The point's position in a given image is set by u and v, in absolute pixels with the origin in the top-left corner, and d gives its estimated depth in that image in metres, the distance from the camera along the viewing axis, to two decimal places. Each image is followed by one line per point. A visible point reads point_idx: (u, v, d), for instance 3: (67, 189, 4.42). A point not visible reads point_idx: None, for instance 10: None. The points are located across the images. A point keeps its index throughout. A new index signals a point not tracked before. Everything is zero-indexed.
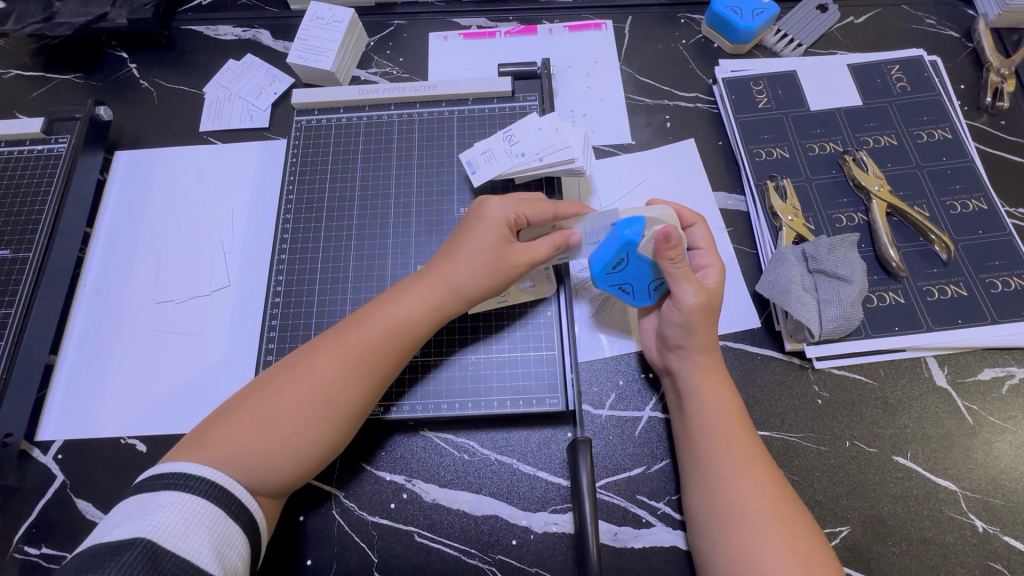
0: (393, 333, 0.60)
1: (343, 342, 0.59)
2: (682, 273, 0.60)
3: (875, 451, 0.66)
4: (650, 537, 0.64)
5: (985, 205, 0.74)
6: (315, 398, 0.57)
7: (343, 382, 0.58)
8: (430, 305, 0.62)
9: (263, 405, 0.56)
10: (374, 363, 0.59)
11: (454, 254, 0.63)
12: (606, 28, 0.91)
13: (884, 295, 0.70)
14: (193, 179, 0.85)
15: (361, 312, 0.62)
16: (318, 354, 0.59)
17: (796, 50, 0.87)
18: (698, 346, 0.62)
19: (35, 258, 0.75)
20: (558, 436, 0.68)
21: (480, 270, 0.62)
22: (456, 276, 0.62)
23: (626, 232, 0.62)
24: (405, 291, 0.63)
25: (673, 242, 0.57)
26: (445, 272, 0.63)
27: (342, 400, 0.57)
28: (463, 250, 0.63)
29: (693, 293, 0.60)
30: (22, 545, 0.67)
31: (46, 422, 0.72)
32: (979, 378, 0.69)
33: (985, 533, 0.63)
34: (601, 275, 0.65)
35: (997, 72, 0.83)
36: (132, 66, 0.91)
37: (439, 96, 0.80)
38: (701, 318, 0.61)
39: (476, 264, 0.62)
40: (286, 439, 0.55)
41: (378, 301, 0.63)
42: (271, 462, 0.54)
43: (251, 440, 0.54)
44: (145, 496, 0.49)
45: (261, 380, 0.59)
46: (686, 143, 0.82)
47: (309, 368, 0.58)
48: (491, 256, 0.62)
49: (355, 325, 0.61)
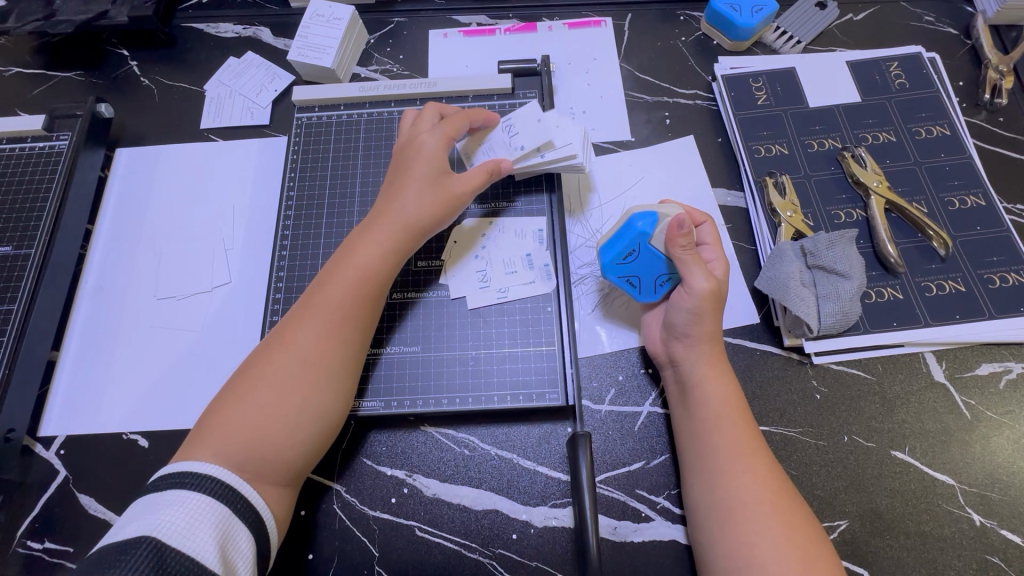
0: (364, 281, 0.62)
1: (316, 305, 0.60)
2: (693, 260, 0.61)
3: (873, 446, 0.67)
4: (650, 531, 0.64)
5: (983, 201, 0.74)
6: (297, 361, 0.57)
7: (322, 340, 0.59)
8: (382, 241, 0.63)
9: (248, 384, 0.57)
10: (349, 320, 0.60)
11: (402, 193, 0.65)
12: (606, 24, 0.91)
13: (882, 290, 0.71)
14: (194, 176, 0.85)
15: (326, 274, 0.63)
16: (292, 324, 0.60)
17: (794, 48, 0.87)
18: (704, 335, 0.63)
19: (37, 254, 0.75)
20: (558, 431, 0.69)
21: (425, 201, 0.65)
22: (407, 212, 0.64)
23: (638, 224, 0.64)
24: (361, 238, 0.64)
25: (684, 228, 0.60)
26: (393, 209, 0.65)
27: (324, 358, 0.58)
28: (405, 185, 0.66)
29: (703, 278, 0.61)
30: (25, 540, 0.67)
31: (48, 418, 0.73)
32: (977, 373, 0.69)
33: (982, 527, 0.63)
34: (611, 266, 0.66)
35: (996, 69, 0.83)
36: (133, 63, 0.92)
37: (440, 92, 0.80)
38: (710, 304, 0.62)
39: (423, 198, 0.65)
40: (279, 409, 0.56)
41: (338, 257, 0.64)
42: (271, 435, 0.55)
43: (247, 421, 0.55)
44: (152, 497, 0.49)
45: (244, 365, 0.60)
46: (685, 140, 0.83)
47: (286, 338, 0.59)
48: (434, 188, 0.66)
49: (322, 289, 0.61)
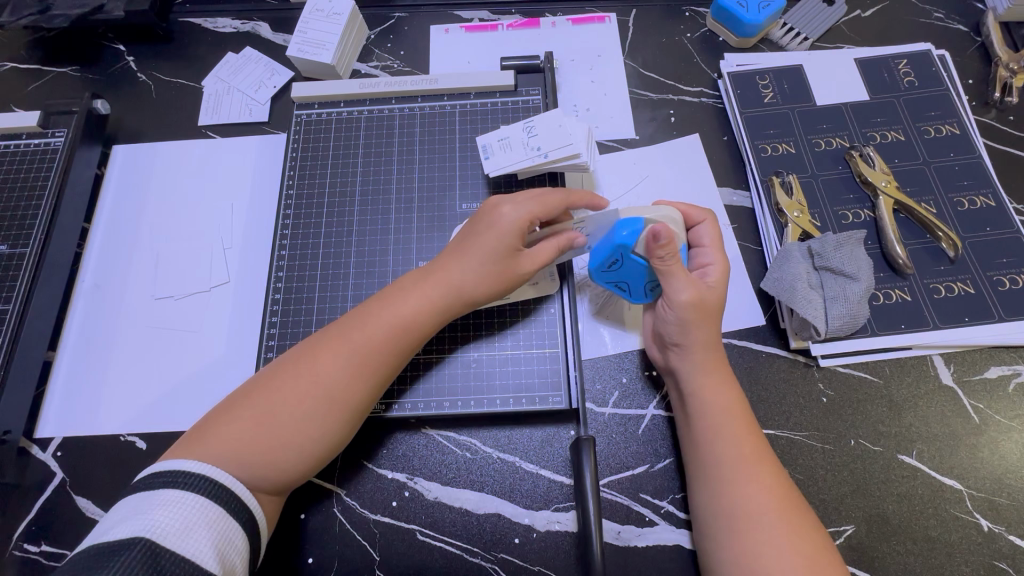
0: (401, 329, 0.60)
1: (347, 339, 0.59)
2: (675, 271, 0.59)
3: (880, 450, 0.66)
4: (653, 535, 0.64)
5: (992, 201, 0.73)
6: (317, 394, 0.56)
7: (346, 380, 0.57)
8: (433, 302, 0.61)
9: (265, 399, 0.56)
10: (376, 360, 0.58)
11: (464, 257, 0.62)
12: (610, 21, 0.90)
13: (890, 292, 0.70)
14: (192, 174, 0.84)
15: (366, 307, 0.61)
16: (320, 351, 0.58)
17: (802, 45, 0.85)
18: (695, 344, 0.61)
19: (32, 253, 0.74)
20: (561, 434, 0.68)
21: (488, 277, 0.62)
22: (463, 281, 0.62)
23: (621, 233, 0.60)
24: (411, 288, 0.62)
25: (661, 241, 0.56)
26: (451, 271, 0.62)
27: (344, 398, 0.57)
28: (470, 253, 0.62)
29: (684, 290, 0.60)
30: (21, 542, 0.66)
31: (45, 419, 0.72)
32: (985, 376, 0.68)
33: (990, 532, 0.62)
34: (599, 272, 0.65)
35: (1006, 67, 0.82)
36: (129, 58, 0.90)
37: (441, 90, 0.79)
38: (694, 315, 0.61)
39: (484, 271, 0.62)
40: (286, 436, 0.55)
41: (383, 294, 0.63)
42: (270, 458, 0.54)
43: (254, 438, 0.54)
44: (142, 496, 0.48)
45: (265, 374, 0.59)
46: (690, 138, 0.81)
47: (310, 365, 0.57)
48: (501, 264, 0.62)
49: (357, 321, 0.60)
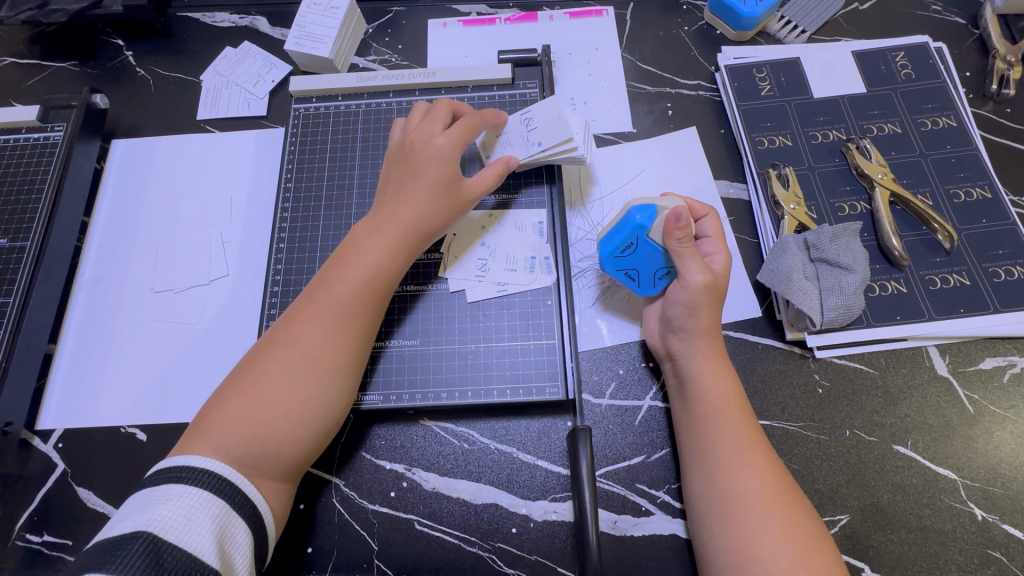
0: (371, 280, 0.61)
1: (320, 302, 0.59)
2: (689, 252, 0.60)
3: (875, 440, 0.66)
4: (650, 525, 0.64)
5: (989, 193, 0.73)
6: (301, 358, 0.57)
7: (325, 340, 0.58)
8: (388, 244, 0.62)
9: (251, 376, 0.56)
10: (354, 317, 0.59)
11: (409, 193, 0.63)
12: (608, 13, 0.90)
13: (886, 284, 0.70)
14: (191, 169, 0.84)
15: (329, 270, 0.62)
16: (294, 321, 0.59)
17: (799, 37, 0.85)
18: (700, 328, 0.62)
19: (33, 246, 0.74)
20: (558, 425, 0.68)
21: (437, 207, 0.64)
22: (419, 218, 0.63)
23: (637, 217, 0.63)
24: (368, 238, 0.63)
25: (681, 221, 0.59)
26: (399, 212, 0.63)
27: (329, 358, 0.57)
28: (417, 188, 0.63)
29: (699, 271, 0.60)
30: (24, 533, 0.67)
31: (46, 411, 0.72)
32: (980, 367, 0.68)
33: (984, 521, 0.63)
34: (610, 259, 0.65)
35: (1004, 60, 0.82)
36: (127, 53, 0.90)
37: (439, 83, 0.79)
38: (706, 298, 0.61)
39: (433, 201, 0.63)
40: (279, 407, 0.55)
41: (343, 253, 0.63)
42: (275, 428, 0.54)
43: (247, 415, 0.54)
44: (148, 492, 0.49)
45: (247, 355, 0.59)
46: (687, 131, 0.81)
47: (289, 336, 0.58)
48: (449, 194, 0.64)
49: (327, 285, 0.60)
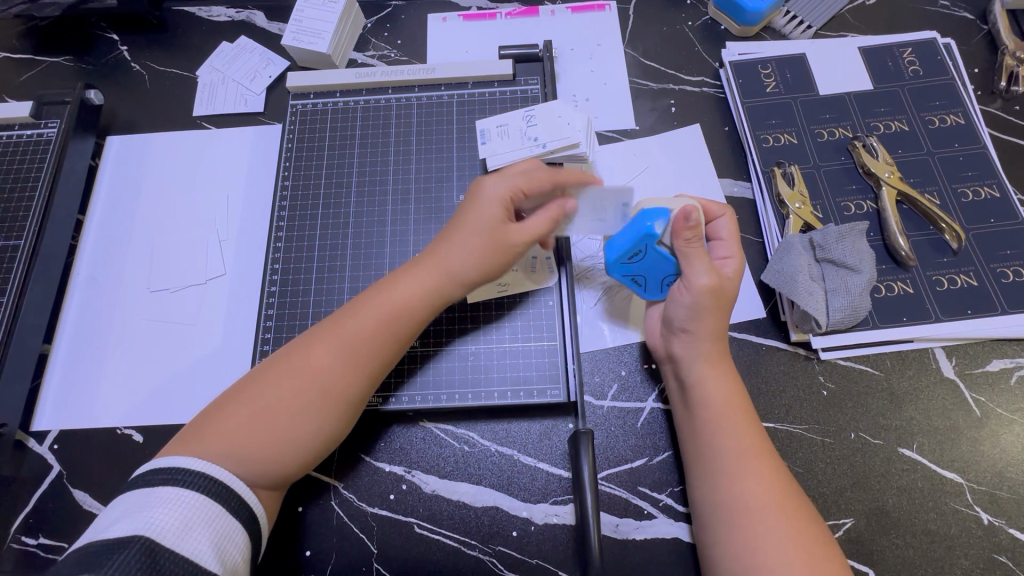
0: (395, 315, 0.59)
1: (342, 331, 0.58)
2: (697, 255, 0.59)
3: (880, 443, 0.65)
4: (652, 528, 0.63)
5: (997, 192, 0.72)
6: (312, 388, 0.56)
7: (340, 373, 0.56)
8: (424, 286, 0.60)
9: (261, 393, 0.55)
10: (373, 353, 0.58)
11: (452, 236, 0.61)
12: (611, 8, 0.88)
13: (892, 284, 0.69)
14: (189, 167, 0.83)
15: (358, 298, 0.61)
16: (315, 343, 0.58)
17: (805, 33, 0.84)
18: (704, 332, 0.60)
19: (26, 244, 0.73)
20: (560, 426, 0.67)
21: (477, 251, 0.60)
22: (454, 260, 0.60)
23: (646, 222, 0.60)
24: (403, 273, 0.61)
25: (690, 220, 0.57)
26: (441, 252, 0.61)
27: (338, 391, 0.56)
28: (458, 231, 0.61)
29: (705, 273, 0.59)
30: (19, 535, 0.66)
31: (42, 412, 0.71)
32: (987, 369, 0.67)
33: (990, 525, 0.62)
34: (615, 264, 0.63)
35: (1013, 56, 0.80)
36: (122, 48, 0.89)
37: (439, 79, 0.78)
38: (711, 302, 0.59)
39: (472, 244, 0.60)
40: (283, 431, 0.54)
41: (376, 284, 0.62)
42: (277, 452, 0.54)
43: (249, 434, 0.53)
44: (141, 494, 0.48)
45: (261, 367, 0.58)
46: (691, 128, 0.80)
47: (305, 359, 0.57)
48: (492, 238, 0.60)
49: (352, 313, 0.59)
